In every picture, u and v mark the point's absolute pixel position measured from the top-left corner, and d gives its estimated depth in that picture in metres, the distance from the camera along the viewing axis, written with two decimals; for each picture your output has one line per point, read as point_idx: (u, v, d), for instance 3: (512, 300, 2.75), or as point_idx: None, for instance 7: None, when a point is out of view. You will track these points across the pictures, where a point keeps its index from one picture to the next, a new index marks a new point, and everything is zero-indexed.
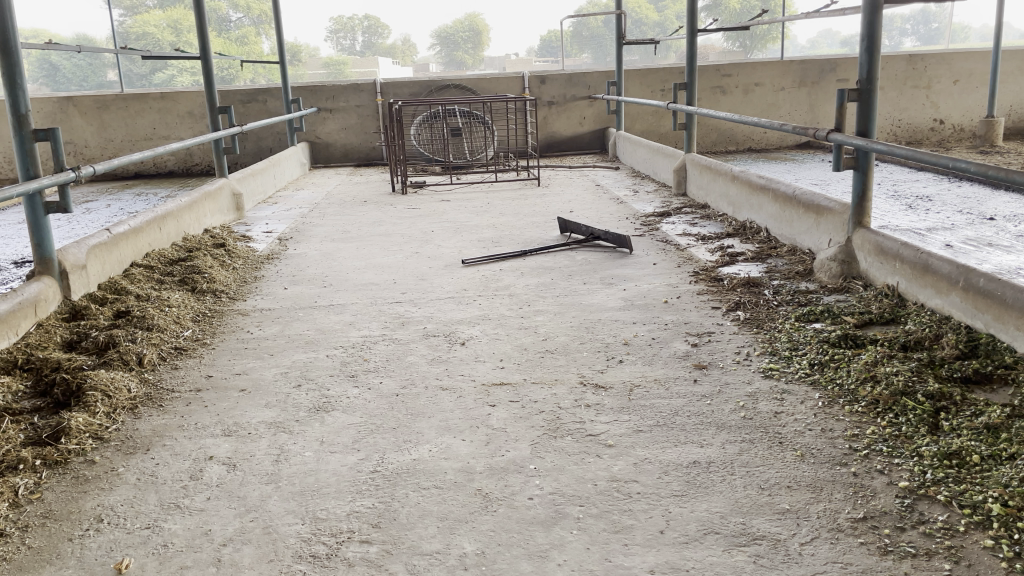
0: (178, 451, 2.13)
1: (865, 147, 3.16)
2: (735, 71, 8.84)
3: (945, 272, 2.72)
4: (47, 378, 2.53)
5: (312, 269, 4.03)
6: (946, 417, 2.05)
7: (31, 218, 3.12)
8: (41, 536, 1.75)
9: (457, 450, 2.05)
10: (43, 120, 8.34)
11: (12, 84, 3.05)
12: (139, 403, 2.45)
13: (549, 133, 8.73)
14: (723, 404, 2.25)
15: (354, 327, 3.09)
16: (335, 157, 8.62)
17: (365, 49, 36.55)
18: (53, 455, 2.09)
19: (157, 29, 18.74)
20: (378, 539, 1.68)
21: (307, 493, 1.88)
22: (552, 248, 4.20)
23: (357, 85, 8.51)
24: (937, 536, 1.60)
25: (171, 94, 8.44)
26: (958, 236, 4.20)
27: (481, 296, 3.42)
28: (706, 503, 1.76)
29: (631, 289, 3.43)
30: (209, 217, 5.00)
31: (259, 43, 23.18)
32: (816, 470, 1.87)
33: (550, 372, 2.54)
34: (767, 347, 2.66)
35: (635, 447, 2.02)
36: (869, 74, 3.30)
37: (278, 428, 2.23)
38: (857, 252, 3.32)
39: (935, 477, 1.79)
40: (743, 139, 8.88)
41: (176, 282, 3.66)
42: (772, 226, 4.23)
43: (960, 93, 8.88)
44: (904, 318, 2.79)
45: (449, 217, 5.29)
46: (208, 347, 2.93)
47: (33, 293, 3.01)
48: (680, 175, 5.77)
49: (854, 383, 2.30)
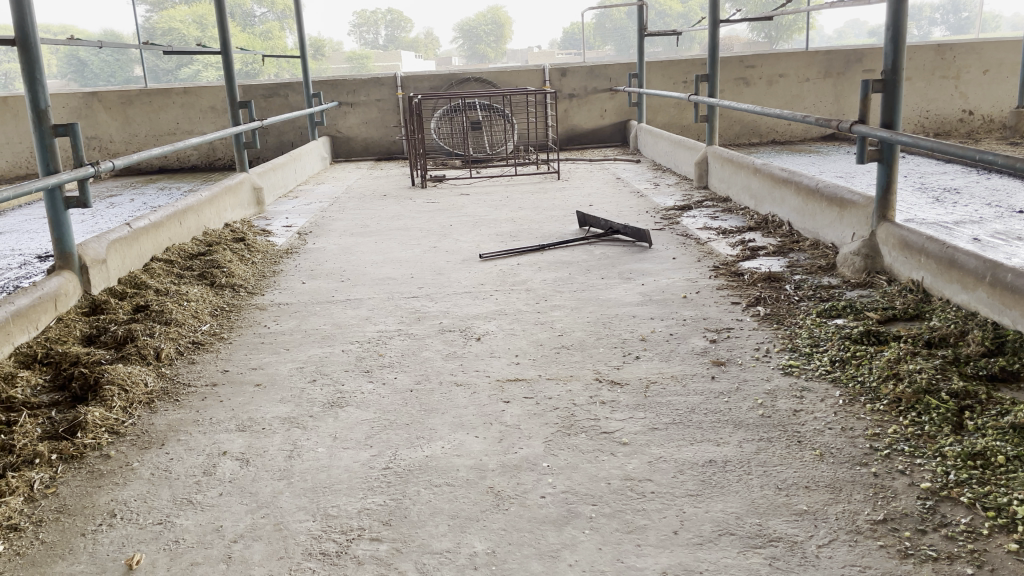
0: (192, 446, 2.13)
1: (890, 138, 3.09)
2: (758, 63, 8.74)
3: (972, 266, 2.66)
4: (65, 373, 2.55)
5: (330, 264, 4.03)
6: (971, 416, 2.00)
7: (52, 213, 3.14)
8: (55, 531, 1.76)
9: (469, 447, 2.03)
10: (68, 115, 8.42)
11: (31, 79, 3.08)
12: (155, 398, 2.45)
13: (570, 126, 8.69)
14: (741, 401, 2.22)
15: (370, 322, 3.08)
16: (356, 151, 8.63)
17: (388, 43, 36.63)
18: (69, 449, 2.10)
19: (182, 24, 18.90)
20: (389, 537, 1.67)
21: (318, 490, 1.87)
22: (570, 242, 4.17)
23: (378, 79, 8.50)
24: (960, 539, 1.55)
25: (193, 89, 8.49)
26: (986, 229, 4.11)
27: (498, 291, 3.40)
28: (721, 503, 1.73)
29: (650, 284, 3.39)
30: (229, 211, 5.03)
31: (283, 38, 23.28)
32: (835, 470, 1.83)
33: (565, 368, 2.51)
34: (787, 343, 2.61)
35: (650, 445, 1.99)
36: (895, 65, 3.23)
37: (292, 424, 2.23)
38: (881, 246, 3.26)
39: (958, 479, 1.74)
40: (766, 131, 8.77)
41: (195, 277, 3.68)
42: (794, 220, 4.17)
43: (990, 84, 8.71)
44: (929, 314, 2.73)
45: (468, 211, 5.27)
46: (225, 342, 2.94)
47: (54, 287, 3.04)
48: (702, 168, 5.70)
49: (876, 380, 2.25)
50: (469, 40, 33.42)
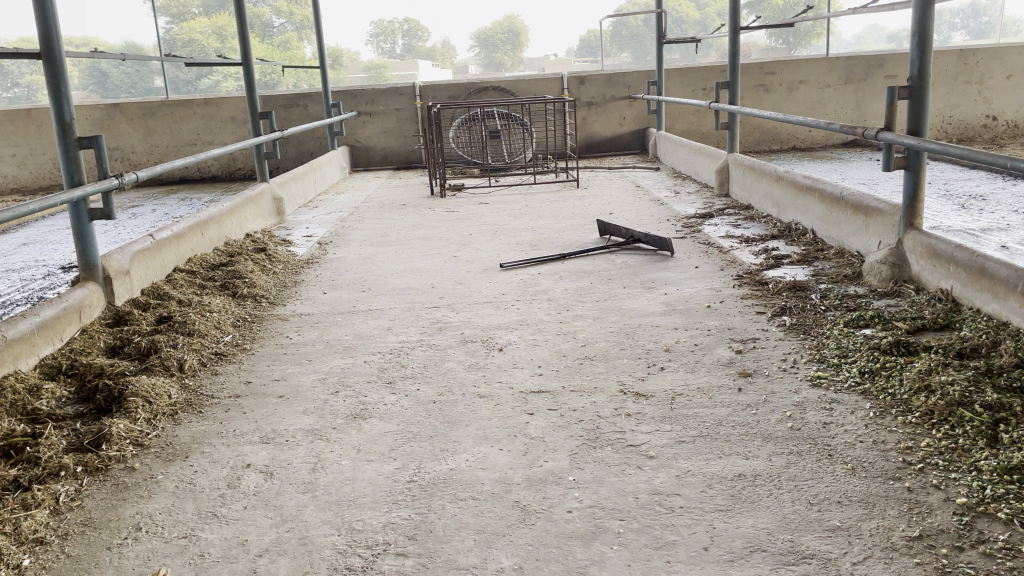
0: (216, 458, 2.13)
1: (917, 146, 3.04)
2: (778, 69, 8.69)
3: (1003, 276, 2.61)
4: (90, 385, 2.56)
5: (350, 274, 4.04)
6: (1007, 429, 1.95)
7: (76, 224, 3.16)
8: (80, 544, 1.76)
9: (494, 459, 2.01)
10: (91, 127, 8.51)
11: (56, 92, 3.10)
12: (179, 410, 2.45)
13: (588, 134, 8.67)
14: (769, 414, 2.18)
15: (392, 332, 3.07)
16: (375, 160, 8.67)
17: (405, 52, 36.68)
18: (94, 462, 2.10)
19: (201, 35, 19.11)
20: (414, 552, 1.65)
21: (343, 503, 1.86)
22: (591, 251, 4.15)
23: (397, 89, 8.53)
24: (998, 557, 1.51)
25: (214, 99, 8.56)
26: (1014, 237, 4.06)
27: (519, 301, 3.38)
28: (752, 518, 1.70)
29: (672, 294, 3.37)
30: (251, 221, 5.05)
31: (301, 49, 23.43)
32: (868, 485, 1.80)
33: (589, 380, 2.49)
34: (815, 353, 2.57)
35: (677, 459, 1.96)
36: (921, 71, 3.18)
37: (316, 436, 2.22)
38: (909, 255, 3.21)
39: (995, 494, 1.70)
40: (786, 137, 8.74)
41: (217, 288, 3.69)
42: (818, 227, 4.13)
43: (1013, 89, 8.61)
44: (959, 324, 2.68)
45: (488, 221, 5.26)
46: (248, 352, 2.94)
47: (78, 298, 3.05)
48: (723, 176, 5.66)
49: (907, 392, 2.21)
50: (485, 48, 33.37)
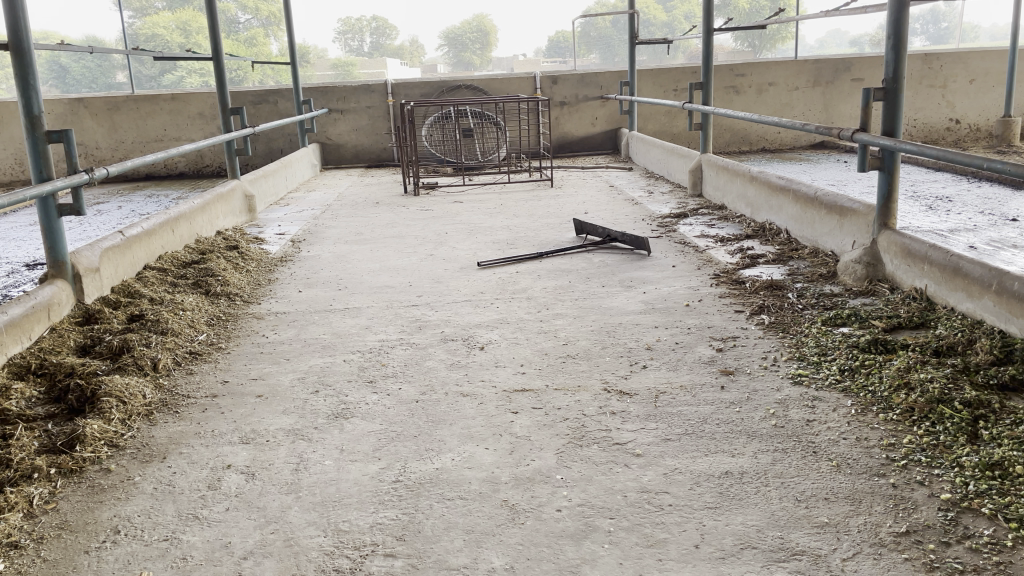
0: (195, 459, 2.08)
1: (892, 147, 3.08)
2: (748, 71, 8.77)
3: (977, 275, 2.65)
4: (61, 385, 2.50)
5: (326, 272, 3.99)
6: (986, 426, 1.99)
7: (44, 221, 3.09)
8: (57, 548, 1.71)
9: (481, 459, 2.00)
10: (54, 122, 8.33)
11: (24, 85, 3.02)
12: (154, 410, 2.40)
13: (561, 133, 8.68)
14: (753, 411, 2.20)
15: (370, 331, 3.03)
16: (347, 158, 8.60)
17: (373, 49, 36.42)
18: (68, 463, 2.04)
19: (166, 30, 18.84)
20: (403, 553, 1.63)
21: (329, 504, 1.83)
22: (569, 250, 4.15)
23: (369, 86, 8.46)
24: (984, 552, 1.53)
25: (181, 95, 8.41)
26: (982, 237, 4.14)
27: (498, 300, 3.37)
28: (741, 516, 1.70)
29: (651, 292, 3.38)
30: (221, 218, 4.97)
31: (268, 44, 23.18)
32: (853, 481, 1.81)
33: (572, 379, 2.48)
34: (795, 352, 2.59)
35: (664, 457, 1.97)
36: (896, 73, 3.23)
37: (296, 436, 2.18)
38: (883, 254, 3.26)
39: (978, 489, 1.72)
40: (756, 139, 8.83)
41: (189, 286, 3.62)
42: (792, 228, 4.17)
43: (976, 93, 8.79)
44: (935, 322, 2.72)
45: (463, 219, 5.24)
46: (224, 351, 2.89)
47: (47, 296, 2.97)
48: (696, 176, 5.70)
49: (888, 390, 2.23)
50: (454, 48, 33.23)
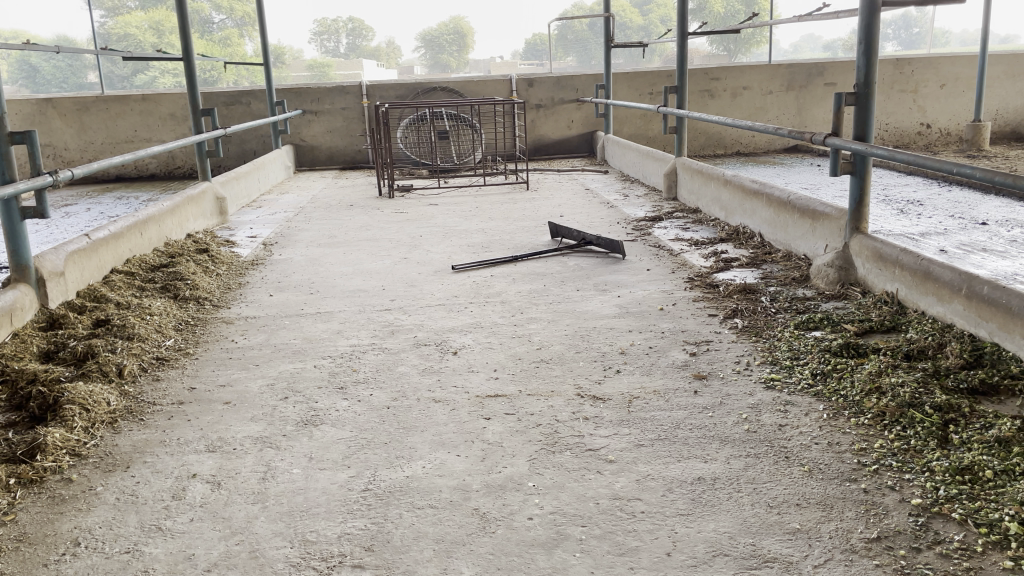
0: (160, 468, 2.03)
1: (863, 151, 3.10)
2: (723, 75, 8.81)
3: (946, 279, 2.67)
4: (23, 392, 2.43)
5: (297, 276, 3.94)
6: (956, 430, 1.99)
7: (8, 224, 3.03)
8: (15, 561, 1.66)
9: (452, 466, 1.97)
10: (21, 123, 8.19)
11: None
12: (118, 418, 2.35)
13: (537, 135, 8.67)
14: (726, 416, 2.19)
15: (342, 336, 3.00)
16: (321, 160, 8.53)
17: (349, 51, 36.29)
18: (28, 473, 1.99)
19: (139, 30, 18.63)
20: (372, 564, 1.60)
21: (296, 514, 1.79)
22: (543, 253, 4.14)
23: (343, 87, 8.40)
24: (955, 557, 1.53)
25: (153, 95, 8.29)
26: (951, 241, 4.18)
27: (472, 303, 3.35)
28: (714, 523, 1.69)
29: (625, 296, 3.37)
30: (192, 221, 4.89)
31: (242, 45, 23.00)
32: (825, 487, 1.81)
33: (546, 384, 2.46)
34: (768, 356, 2.59)
35: (637, 463, 1.95)
36: (866, 77, 3.25)
37: (265, 444, 2.14)
38: (855, 259, 3.27)
39: (949, 494, 1.73)
40: (731, 142, 8.88)
41: (158, 290, 3.56)
42: (766, 231, 4.18)
43: (947, 98, 8.90)
44: (905, 326, 2.74)
45: (438, 222, 5.21)
46: (191, 357, 2.84)
47: (9, 301, 2.90)
48: (671, 179, 5.71)
49: (859, 394, 2.24)
50: (431, 49, 33.12)
